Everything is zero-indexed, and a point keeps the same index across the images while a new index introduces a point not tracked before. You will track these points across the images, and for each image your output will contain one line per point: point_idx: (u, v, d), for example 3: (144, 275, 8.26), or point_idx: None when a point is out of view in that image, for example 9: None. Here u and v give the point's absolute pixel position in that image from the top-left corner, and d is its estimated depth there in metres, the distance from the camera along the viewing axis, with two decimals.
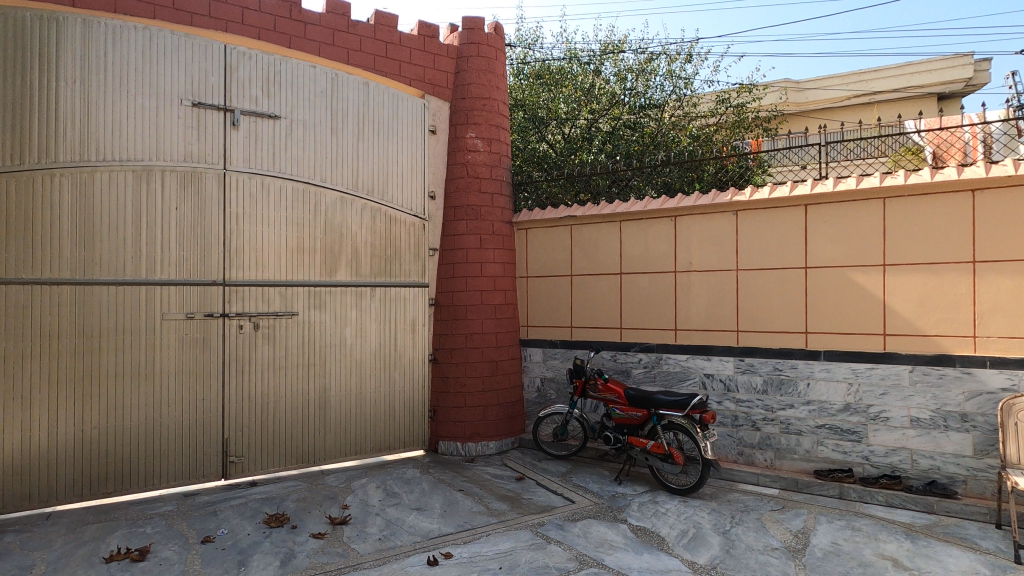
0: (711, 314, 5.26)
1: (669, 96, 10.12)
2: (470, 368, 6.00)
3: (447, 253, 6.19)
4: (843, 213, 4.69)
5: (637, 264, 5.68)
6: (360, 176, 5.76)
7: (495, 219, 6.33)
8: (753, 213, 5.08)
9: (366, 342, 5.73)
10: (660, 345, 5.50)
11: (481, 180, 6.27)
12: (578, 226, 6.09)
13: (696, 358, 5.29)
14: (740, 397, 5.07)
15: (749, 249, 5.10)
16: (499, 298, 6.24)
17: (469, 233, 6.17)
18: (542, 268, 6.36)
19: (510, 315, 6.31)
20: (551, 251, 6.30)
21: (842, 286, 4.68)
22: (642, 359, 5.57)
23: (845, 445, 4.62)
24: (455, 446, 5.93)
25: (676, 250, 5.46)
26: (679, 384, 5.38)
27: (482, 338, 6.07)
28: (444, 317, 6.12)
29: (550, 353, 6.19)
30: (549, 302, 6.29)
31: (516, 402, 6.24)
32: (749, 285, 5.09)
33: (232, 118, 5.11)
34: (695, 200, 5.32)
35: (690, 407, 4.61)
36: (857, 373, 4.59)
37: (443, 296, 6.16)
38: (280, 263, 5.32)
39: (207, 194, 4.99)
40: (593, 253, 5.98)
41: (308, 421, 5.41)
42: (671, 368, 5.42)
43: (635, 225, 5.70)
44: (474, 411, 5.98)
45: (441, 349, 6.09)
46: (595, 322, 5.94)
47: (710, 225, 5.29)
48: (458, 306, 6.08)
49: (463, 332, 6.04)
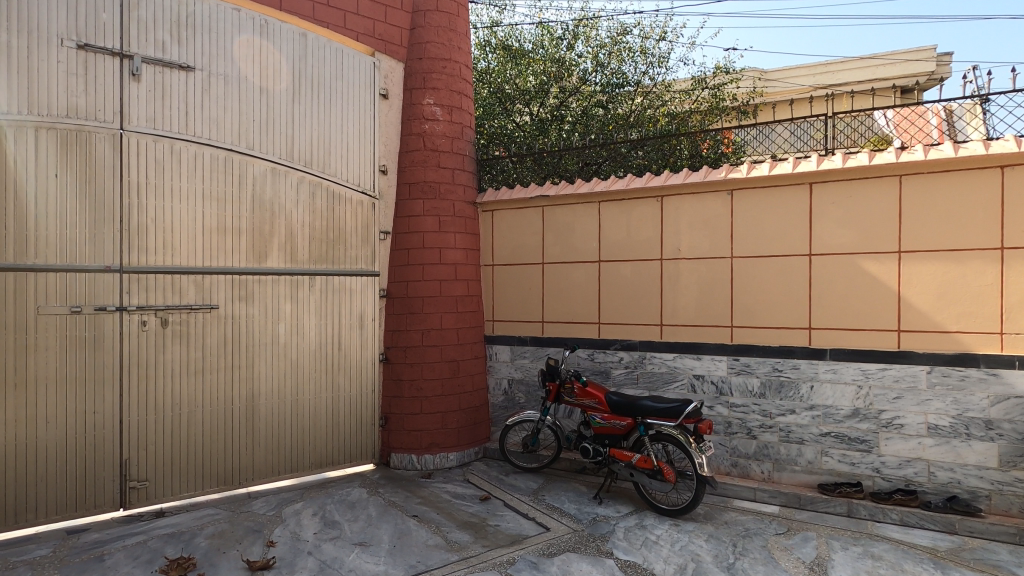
0: (702, 306, 4.65)
1: (643, 76, 9.44)
2: (427, 369, 5.23)
3: (401, 236, 5.38)
4: (853, 193, 4.13)
5: (618, 250, 5.02)
6: (296, 146, 4.87)
7: (457, 198, 5.53)
8: (750, 193, 4.48)
9: (304, 340, 4.89)
10: (644, 343, 4.86)
11: (440, 153, 5.46)
12: (550, 206, 5.37)
13: (684, 357, 4.68)
14: (734, 401, 4.49)
15: (746, 234, 4.49)
16: (461, 289, 5.46)
17: (427, 214, 5.37)
18: (510, 255, 5.61)
19: (474, 308, 5.56)
20: (520, 235, 5.56)
21: (851, 276, 4.13)
22: (623, 359, 4.93)
23: (853, 456, 4.09)
24: (410, 459, 5.16)
25: (662, 235, 4.82)
26: (666, 387, 4.75)
27: (441, 336, 5.30)
28: (398, 310, 5.32)
29: (519, 352, 5.48)
30: (517, 294, 5.56)
31: (480, 406, 5.50)
32: (746, 274, 4.49)
33: (130, 67, 4.15)
34: (685, 177, 4.67)
35: (683, 416, 3.96)
36: (867, 374, 4.05)
37: (397, 287, 5.35)
38: (194, 246, 4.40)
39: (98, 160, 4.03)
40: (567, 237, 5.28)
41: (231, 434, 4.54)
42: (656, 368, 4.79)
43: (616, 207, 5.03)
44: (432, 418, 5.21)
45: (395, 348, 5.29)
46: (569, 317, 5.25)
47: (701, 207, 4.66)
48: (414, 297, 5.28)
49: (420, 327, 5.25)
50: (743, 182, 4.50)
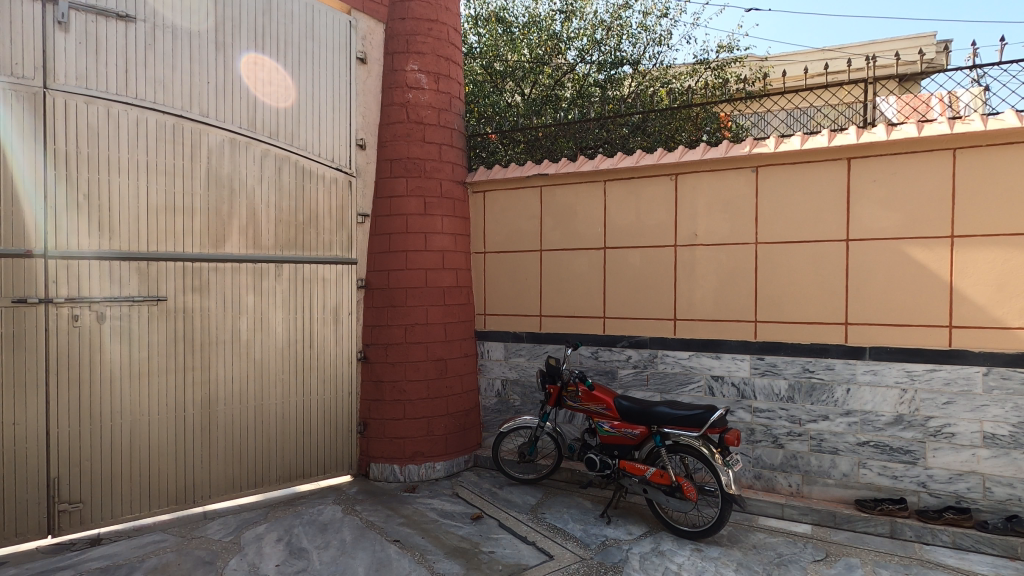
0: (721, 299, 4.13)
1: (643, 53, 8.81)
2: (411, 370, 4.65)
3: (382, 220, 4.78)
4: (897, 170, 3.62)
5: (626, 235, 4.47)
6: (259, 114, 4.24)
7: (444, 177, 4.93)
8: (778, 170, 3.95)
9: (270, 337, 4.28)
10: (655, 340, 4.33)
11: (426, 125, 4.84)
12: (549, 187, 4.79)
13: (701, 356, 4.17)
14: (758, 406, 3.98)
15: (773, 217, 3.97)
16: (449, 279, 4.88)
17: (410, 195, 4.76)
18: (503, 241, 5.03)
19: (463, 301, 4.98)
20: (514, 218, 4.97)
21: (894, 265, 3.63)
22: (631, 357, 4.40)
23: (895, 469, 3.61)
24: (391, 469, 4.60)
25: (676, 219, 4.27)
26: (679, 389, 4.24)
27: (427, 332, 4.72)
28: (377, 303, 4.72)
29: (513, 349, 4.92)
30: (512, 284, 4.99)
31: (471, 410, 4.94)
32: (773, 262, 3.97)
33: (55, 13, 3.48)
34: (703, 153, 4.13)
35: (707, 425, 3.42)
36: (913, 376, 3.56)
37: (376, 277, 4.75)
38: (138, 228, 3.76)
39: (15, 123, 3.37)
40: (568, 221, 4.71)
41: (184, 446, 3.94)
42: (669, 368, 4.28)
43: (623, 186, 4.47)
44: (417, 424, 4.64)
45: (374, 345, 4.71)
46: (571, 310, 4.69)
47: (721, 186, 4.12)
48: (396, 288, 4.69)
49: (403, 322, 4.67)
50: (770, 158, 3.96)
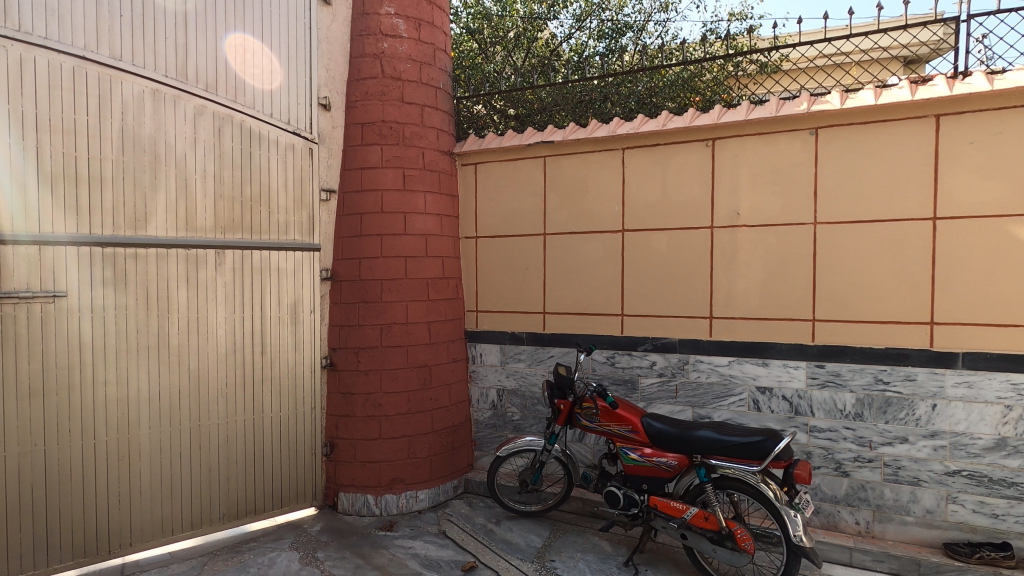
0: (770, 292, 3.35)
1: (648, 20, 7.89)
2: (388, 379, 3.82)
3: (351, 196, 3.92)
4: (1002, 128, 2.86)
5: (650, 214, 3.65)
6: (191, 59, 3.33)
7: (427, 145, 4.07)
8: (844, 132, 3.17)
9: (210, 341, 3.43)
10: (686, 343, 3.55)
11: (404, 81, 3.98)
12: (555, 156, 3.96)
13: (744, 362, 3.40)
14: (816, 424, 3.23)
15: (836, 191, 3.19)
16: (434, 269, 4.05)
17: (386, 166, 3.91)
18: (497, 223, 4.18)
19: (451, 295, 4.15)
20: (511, 195, 4.13)
21: (996, 249, 2.87)
22: (656, 364, 3.62)
23: (995, 506, 2.87)
24: (364, 501, 3.79)
25: (713, 193, 3.48)
26: (716, 403, 3.48)
27: (407, 333, 3.89)
28: (347, 298, 3.88)
29: (511, 353, 4.10)
30: (507, 275, 4.14)
31: (460, 426, 4.13)
32: (836, 247, 3.19)
33: None
34: (747, 113, 3.35)
35: (770, 459, 2.61)
36: (1020, 390, 2.82)
37: (344, 267, 3.90)
38: (22, 204, 2.85)
39: None
40: (577, 197, 3.88)
41: (97, 482, 3.08)
42: (703, 377, 3.50)
43: (646, 156, 3.66)
44: (395, 445, 3.82)
45: (342, 349, 3.87)
46: (581, 307, 3.87)
47: (770, 153, 3.34)
48: (369, 281, 3.85)
49: (378, 322, 3.84)
50: (833, 117, 3.19)
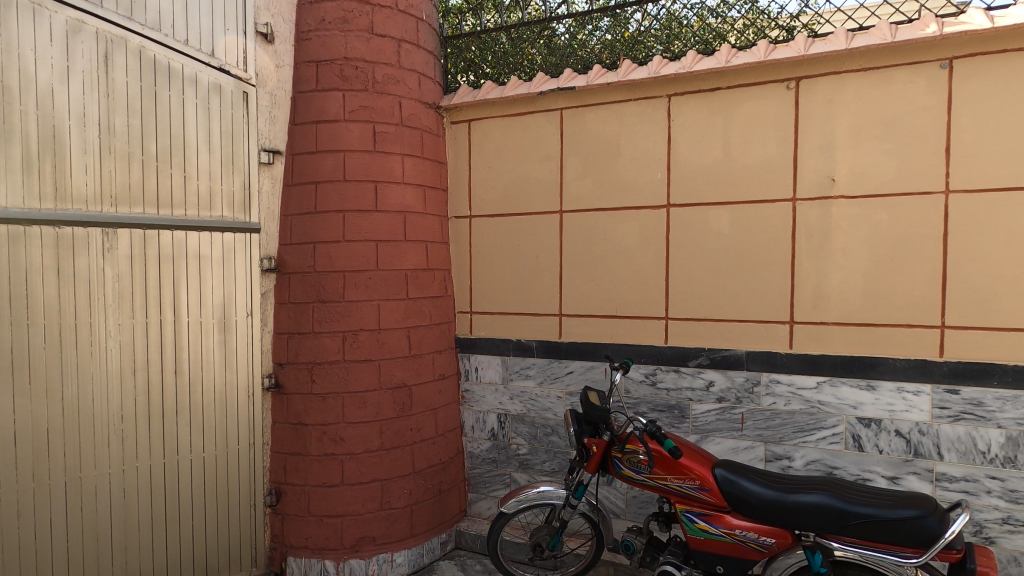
0: (877, 289, 2.44)
1: None
2: (352, 406, 2.85)
3: (303, 161, 2.93)
4: None
5: (706, 184, 2.71)
6: None
7: (407, 94, 3.07)
8: (992, 62, 2.26)
9: (95, 362, 2.37)
10: (757, 357, 2.62)
11: (375, 7, 2.98)
12: (575, 108, 3.00)
13: (840, 385, 2.48)
14: (947, 473, 2.34)
15: (979, 147, 2.28)
16: (416, 258, 3.07)
17: (351, 119, 2.91)
18: (496, 197, 3.20)
19: (436, 293, 3.18)
20: (515, 161, 3.15)
21: None
22: (714, 386, 2.70)
23: None
24: (323, 569, 2.83)
25: (796, 153, 2.56)
26: (798, 439, 2.56)
27: (379, 343, 2.91)
28: (297, 297, 2.89)
29: (516, 368, 3.14)
30: (510, 266, 3.17)
31: (450, 462, 3.18)
32: (977, 225, 2.29)
33: None
34: (849, 41, 2.41)
35: (941, 549, 1.70)
36: None
37: (294, 255, 2.91)
38: None
39: None
40: (604, 163, 2.93)
41: None
42: (780, 405, 2.59)
43: (702, 105, 2.72)
44: (364, 493, 2.85)
45: (292, 365, 2.88)
46: (609, 307, 2.92)
47: (880, 97, 2.42)
48: (328, 274, 2.87)
49: (339, 329, 2.86)
50: (976, 42, 2.27)
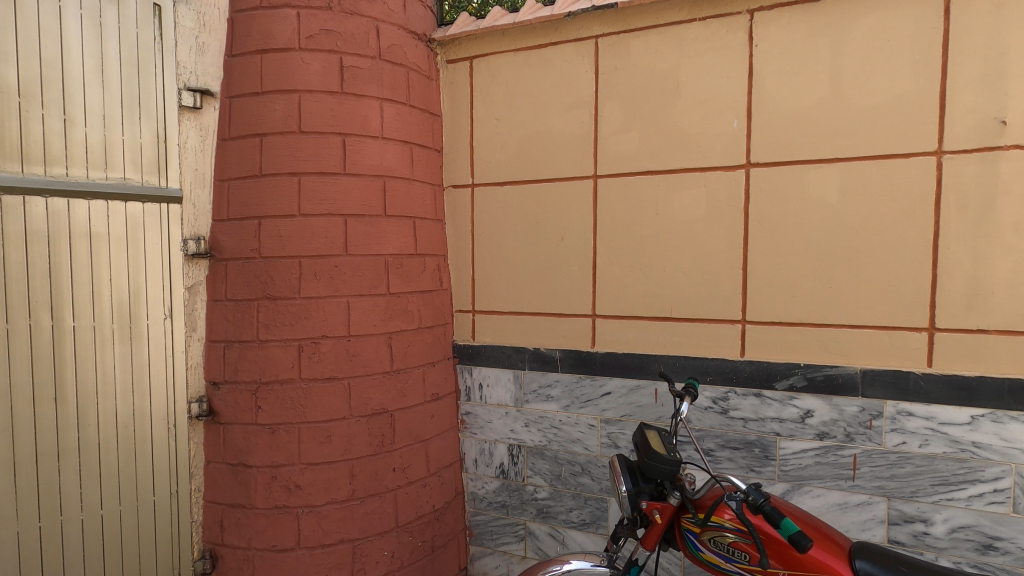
0: None
1: None
2: (310, 441, 2.09)
3: (242, 107, 2.13)
4: None
5: (804, 133, 1.93)
6: None
7: (388, 17, 2.27)
8: None
9: None
10: (878, 378, 1.85)
11: None
12: (615, 35, 2.20)
13: (1007, 422, 1.72)
14: None
15: None
16: (400, 240, 2.29)
17: (308, 48, 2.11)
18: (508, 159, 2.42)
19: (427, 287, 2.41)
20: (532, 110, 2.36)
21: None
22: (814, 417, 1.94)
23: None
24: None
25: (943, 86, 1.77)
26: (939, 495, 1.81)
27: (350, 355, 2.14)
28: (237, 293, 2.12)
29: (533, 386, 2.37)
30: (525, 251, 2.39)
31: (446, 509, 2.42)
32: None
33: None
34: None
35: None
36: None
37: (231, 234, 2.13)
38: None
39: None
40: (655, 108, 2.14)
41: None
42: (913, 446, 1.82)
43: (800, 22, 1.92)
44: (330, 559, 2.10)
45: (229, 386, 2.12)
46: (661, 307, 2.15)
47: None
48: (277, 260, 2.09)
49: (292, 336, 2.09)
50: None
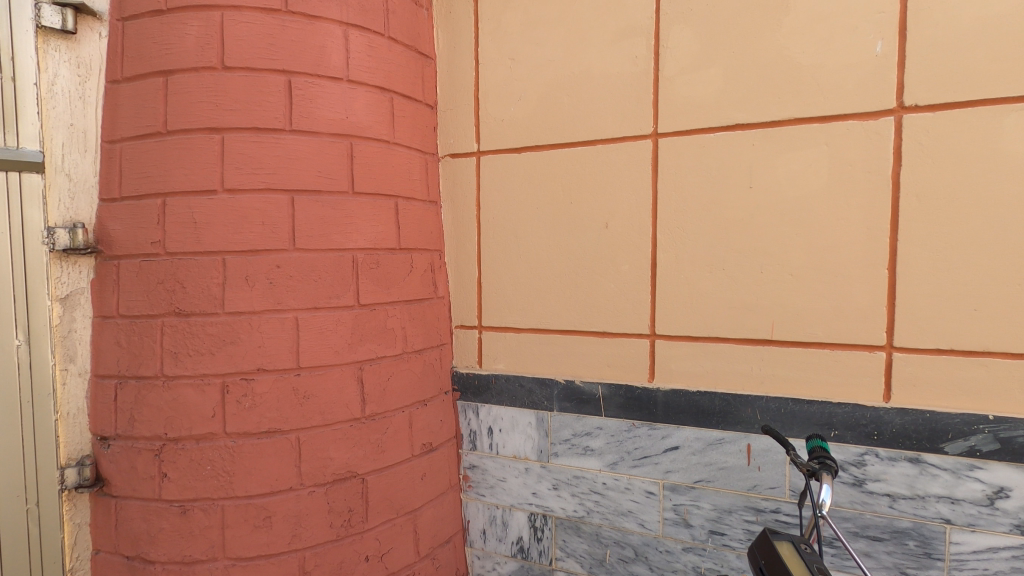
0: None
1: None
2: (240, 525, 1.41)
3: (138, 32, 1.44)
4: None
5: (998, 56, 1.23)
6: None
7: None
8: None
9: None
10: None
11: None
12: None
13: None
14: None
15: None
16: (374, 229, 1.61)
17: None
18: (527, 115, 1.73)
19: (414, 295, 1.72)
20: (561, 45, 1.67)
21: None
22: (1012, 501, 1.24)
23: None
24: None
25: None
26: None
27: (301, 397, 1.47)
28: (132, 306, 1.44)
29: (564, 435, 1.69)
30: (552, 244, 1.71)
31: None
32: None
33: None
34: None
35: None
36: None
37: (124, 220, 1.45)
38: None
39: None
40: (748, 31, 1.45)
41: None
42: None
43: None
44: None
45: (123, 444, 1.44)
46: (756, 325, 1.47)
47: None
48: (190, 259, 1.41)
49: (212, 371, 1.41)
50: None
